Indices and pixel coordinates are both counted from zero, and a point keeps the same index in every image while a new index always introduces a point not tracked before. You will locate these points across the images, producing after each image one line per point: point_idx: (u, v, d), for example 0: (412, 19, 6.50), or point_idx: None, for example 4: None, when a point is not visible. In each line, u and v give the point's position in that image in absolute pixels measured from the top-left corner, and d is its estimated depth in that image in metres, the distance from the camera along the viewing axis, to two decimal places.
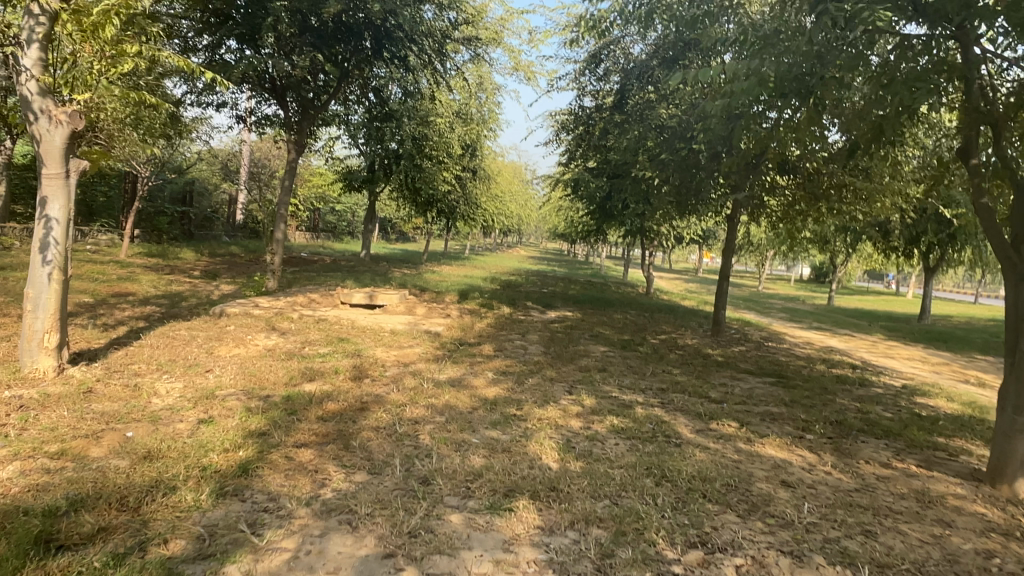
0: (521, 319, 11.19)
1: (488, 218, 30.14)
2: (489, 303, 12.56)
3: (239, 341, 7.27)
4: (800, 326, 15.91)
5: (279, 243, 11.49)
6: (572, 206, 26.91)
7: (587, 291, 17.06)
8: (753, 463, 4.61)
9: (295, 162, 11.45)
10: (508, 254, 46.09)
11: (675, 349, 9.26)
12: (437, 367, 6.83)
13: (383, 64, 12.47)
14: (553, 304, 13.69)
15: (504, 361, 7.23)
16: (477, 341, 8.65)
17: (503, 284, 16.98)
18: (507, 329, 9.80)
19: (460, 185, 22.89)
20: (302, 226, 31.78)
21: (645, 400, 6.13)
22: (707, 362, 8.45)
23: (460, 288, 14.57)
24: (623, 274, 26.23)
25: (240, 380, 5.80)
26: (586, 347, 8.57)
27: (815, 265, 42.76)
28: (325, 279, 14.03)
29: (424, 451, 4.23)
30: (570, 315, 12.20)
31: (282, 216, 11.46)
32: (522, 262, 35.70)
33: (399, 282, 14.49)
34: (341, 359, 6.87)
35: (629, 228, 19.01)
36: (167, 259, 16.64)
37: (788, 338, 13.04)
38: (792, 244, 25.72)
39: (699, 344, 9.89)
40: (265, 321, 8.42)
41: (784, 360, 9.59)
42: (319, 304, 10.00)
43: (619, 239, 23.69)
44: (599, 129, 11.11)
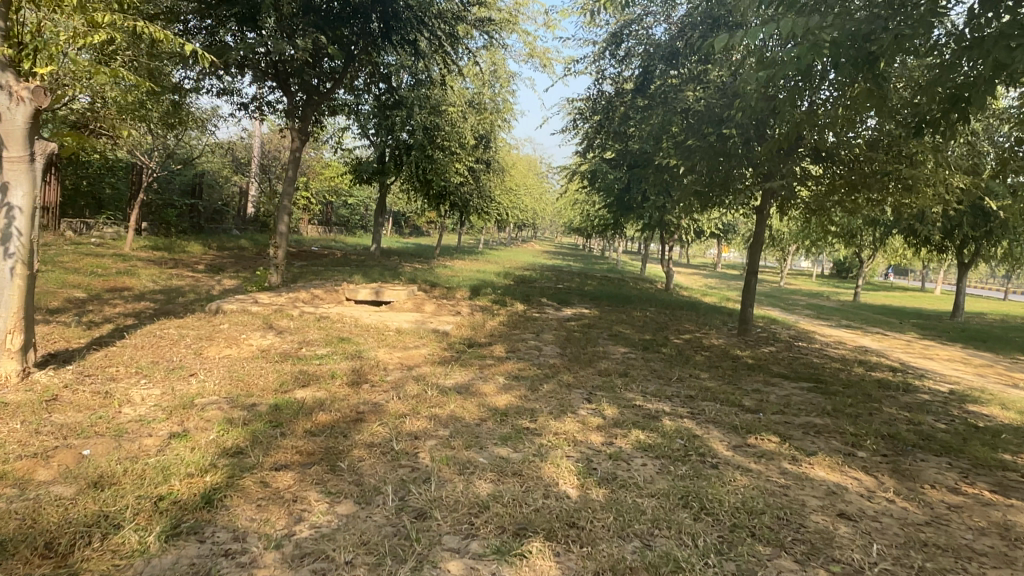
0: (535, 316, 10.61)
1: (503, 212, 29.55)
2: (502, 299, 11.97)
3: (232, 341, 6.74)
4: (827, 324, 15.17)
5: (282, 234, 10.96)
6: (588, 200, 26.25)
7: (604, 287, 16.41)
8: (803, 488, 3.99)
9: (299, 152, 10.89)
10: (523, 249, 45.54)
11: (701, 350, 8.61)
12: (443, 370, 6.26)
13: (392, 49, 11.86)
14: (569, 300, 13.09)
15: (517, 365, 6.64)
16: (488, 341, 8.06)
17: (517, 279, 16.38)
18: (521, 328, 9.21)
19: (474, 177, 22.30)
20: (315, 220, 31.38)
21: (673, 411, 5.51)
22: (737, 365, 7.81)
23: (472, 283, 14.00)
24: (641, 270, 25.54)
25: (225, 385, 5.27)
26: (605, 348, 7.96)
27: (838, 261, 41.72)
28: (331, 274, 13.52)
29: (422, 475, 3.66)
30: (588, 313, 11.57)
31: (286, 208, 10.93)
32: (537, 257, 35.07)
33: (409, 277, 13.95)
34: (339, 362, 6.31)
35: (648, 222, 18.33)
36: (172, 252, 16.24)
37: (818, 337, 12.33)
38: (817, 239, 24.87)
39: (726, 344, 9.23)
40: (262, 319, 7.89)
41: (819, 363, 8.92)
42: (322, 300, 9.46)
43: (637, 233, 23.01)
44: (620, 114, 10.45)
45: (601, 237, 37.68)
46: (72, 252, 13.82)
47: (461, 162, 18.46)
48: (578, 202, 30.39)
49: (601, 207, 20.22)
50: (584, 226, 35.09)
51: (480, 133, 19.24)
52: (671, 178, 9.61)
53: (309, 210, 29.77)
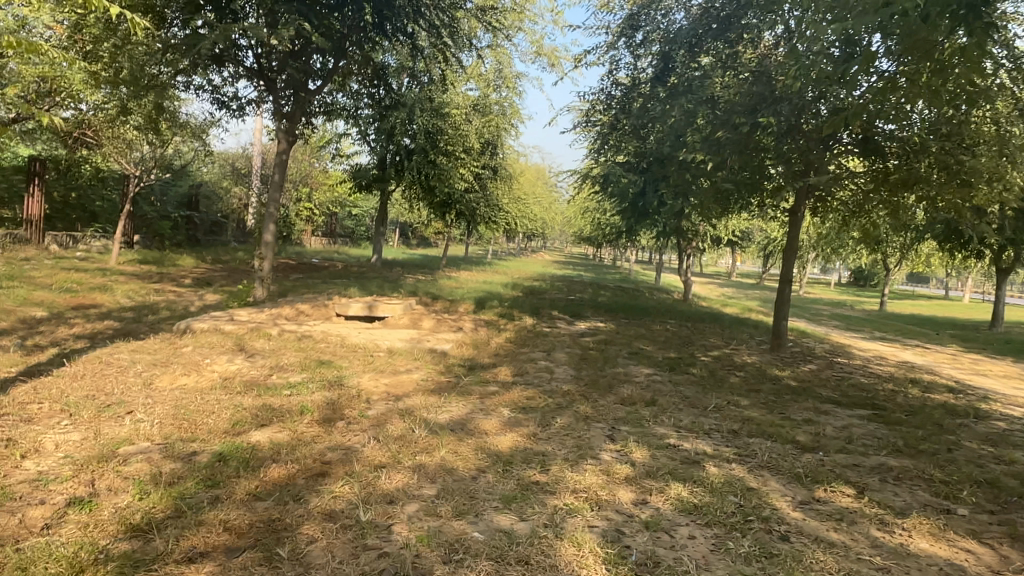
0: (546, 332, 9.60)
1: (511, 221, 28.62)
2: (509, 313, 10.97)
3: (191, 368, 5.79)
4: (861, 336, 14.07)
5: (268, 244, 10.01)
6: (599, 207, 25.24)
7: (619, 298, 15.37)
8: (912, 573, 2.95)
9: (285, 154, 9.93)
10: (534, 260, 44.57)
11: (735, 370, 7.57)
12: (437, 401, 5.26)
13: (388, 40, 10.93)
14: (582, 312, 12.07)
15: (524, 393, 5.64)
16: (492, 362, 7.04)
17: (526, 290, 15.38)
18: (531, 346, 8.20)
19: (480, 184, 21.39)
20: (318, 231, 30.58)
21: (716, 452, 4.48)
22: (780, 388, 6.76)
23: (477, 295, 13.02)
24: (656, 279, 24.46)
25: (165, 427, 4.30)
26: (627, 369, 6.94)
27: (858, 268, 40.40)
28: (326, 287, 12.60)
29: (392, 564, 2.66)
30: (603, 327, 10.55)
31: (271, 214, 9.97)
32: (547, 267, 34.08)
33: (409, 290, 13.00)
34: (314, 392, 5.33)
35: (663, 229, 17.30)
36: (161, 266, 15.38)
37: (856, 351, 11.23)
38: (839, 245, 23.70)
39: (761, 363, 8.18)
40: (234, 340, 6.93)
41: (869, 383, 7.84)
42: (307, 317, 8.49)
43: (651, 241, 21.98)
44: (637, 108, 9.47)
45: (612, 245, 36.60)
46: (50, 266, 12.99)
47: (467, 168, 17.56)
48: (589, 210, 29.41)
49: (614, 213, 19.23)
50: (594, 234, 34.08)
51: (486, 138, 18.31)
52: (694, 174, 8.56)
53: (311, 221, 28.96)
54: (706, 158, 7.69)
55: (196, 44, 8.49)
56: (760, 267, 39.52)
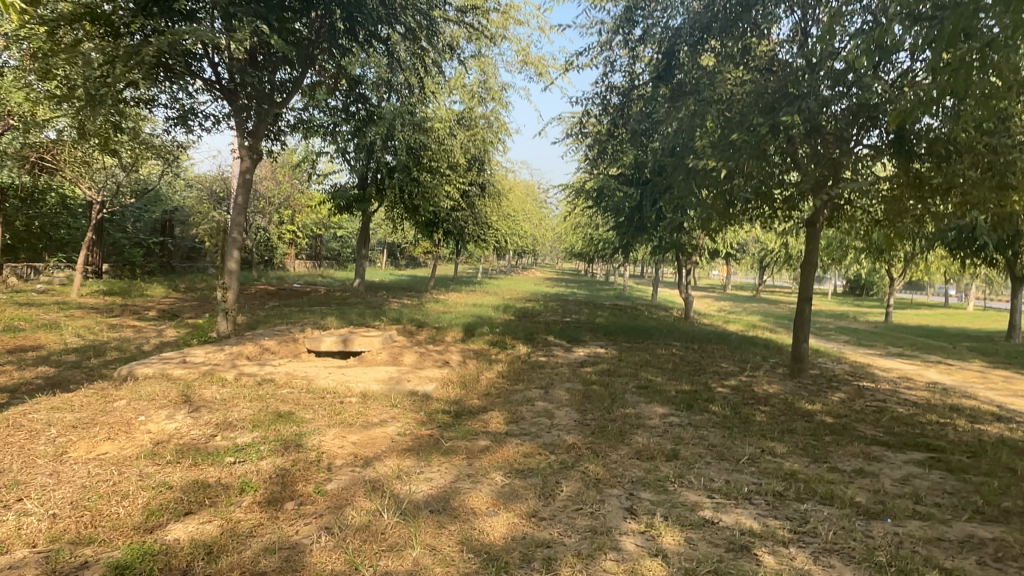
0: (542, 362, 8.66)
1: (501, 238, 27.73)
2: (500, 340, 10.01)
3: (118, 430, 4.81)
4: (878, 352, 13.18)
5: (233, 272, 9.03)
6: (591, 223, 24.42)
7: (617, 318, 14.47)
8: None
9: (249, 173, 8.93)
10: (527, 277, 43.69)
11: (759, 404, 6.65)
12: (414, 465, 4.29)
13: (360, 45, 10.02)
14: (580, 336, 11.13)
15: (521, 448, 4.69)
16: (482, 405, 6.09)
17: (518, 313, 14.45)
18: (527, 380, 7.26)
19: (467, 202, 20.55)
20: (302, 254, 29.61)
21: (766, 530, 3.53)
22: (815, 428, 5.83)
23: (466, 321, 12.07)
24: (653, 295, 23.59)
25: (57, 522, 3.33)
26: (639, 410, 5.99)
27: (855, 278, 39.74)
28: (302, 317, 11.65)
29: None
30: (604, 353, 9.62)
31: (234, 240, 8.97)
32: (539, 286, 33.10)
33: (393, 317, 12.05)
34: (264, 458, 4.36)
35: (661, 244, 16.43)
36: (128, 297, 14.39)
37: (878, 371, 10.35)
38: (841, 256, 22.89)
39: (785, 393, 7.27)
40: (180, 389, 5.94)
41: (910, 414, 6.92)
42: (273, 356, 7.49)
43: (647, 256, 21.11)
44: (638, 113, 8.62)
45: (605, 260, 35.73)
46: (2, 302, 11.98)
47: (453, 184, 16.62)
48: (580, 225, 28.57)
49: (608, 228, 18.36)
50: (587, 250, 33.23)
51: (471, 153, 17.44)
52: (700, 180, 7.71)
53: (294, 244, 27.98)
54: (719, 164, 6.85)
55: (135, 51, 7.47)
56: (755, 279, 38.71)
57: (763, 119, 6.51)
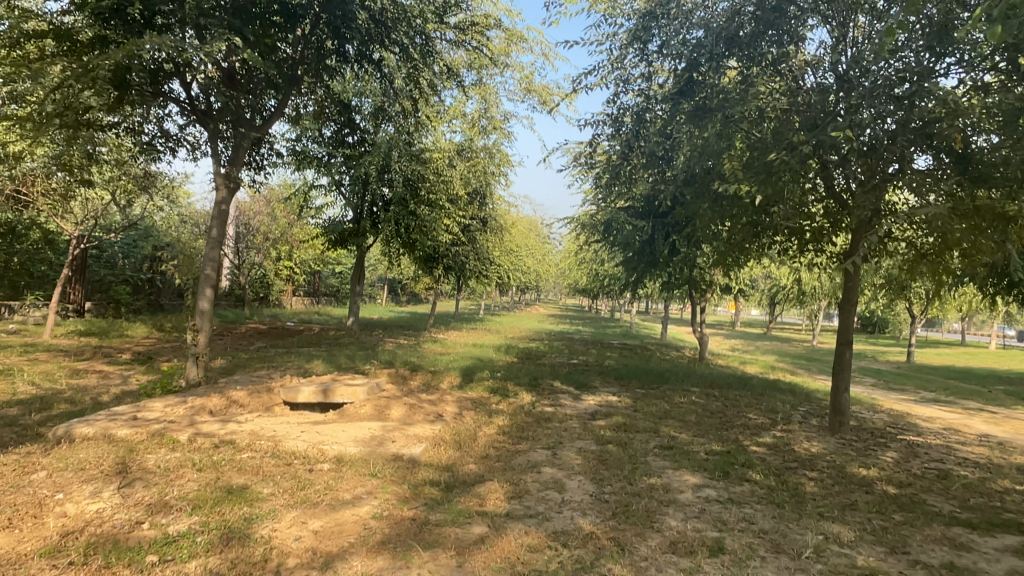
0: (548, 413, 7.70)
1: (503, 274, 26.92)
2: (501, 387, 9.03)
3: (23, 515, 3.85)
4: (910, 397, 12.18)
5: (206, 312, 8.14)
6: (597, 258, 23.62)
7: (627, 359, 13.51)
8: None
9: (225, 203, 8.10)
10: (531, 314, 42.76)
11: (805, 469, 5.66)
12: (387, 567, 3.32)
13: (351, 65, 9.30)
14: (589, 381, 10.18)
15: (525, 539, 3.72)
16: (479, 473, 5.12)
17: (521, 354, 13.50)
18: (533, 439, 6.28)
19: (468, 236, 19.80)
20: (299, 291, 28.81)
21: None
22: (880, 503, 4.83)
23: (465, 364, 11.12)
24: (662, 333, 22.65)
25: None
26: (666, 479, 5.01)
27: (867, 315, 38.68)
28: (286, 359, 10.73)
29: None
30: (616, 402, 8.66)
31: (207, 277, 8.07)
32: (543, 322, 32.19)
33: (386, 359, 11.12)
34: (195, 558, 3.39)
35: (672, 280, 15.55)
36: (105, 338, 13.49)
37: (919, 421, 9.35)
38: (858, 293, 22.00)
39: (830, 454, 6.28)
40: (120, 455, 4.99)
41: (979, 478, 5.91)
42: (241, 410, 6.53)
43: (656, 293, 20.22)
44: (655, 136, 7.82)
45: (611, 297, 34.88)
46: None
47: (452, 219, 15.85)
48: (585, 260, 27.73)
49: (615, 263, 17.53)
50: (591, 286, 32.27)
51: (472, 185, 16.69)
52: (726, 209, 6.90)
53: (291, 280, 27.12)
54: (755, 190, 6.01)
55: (88, 66, 6.63)
56: (766, 316, 37.63)
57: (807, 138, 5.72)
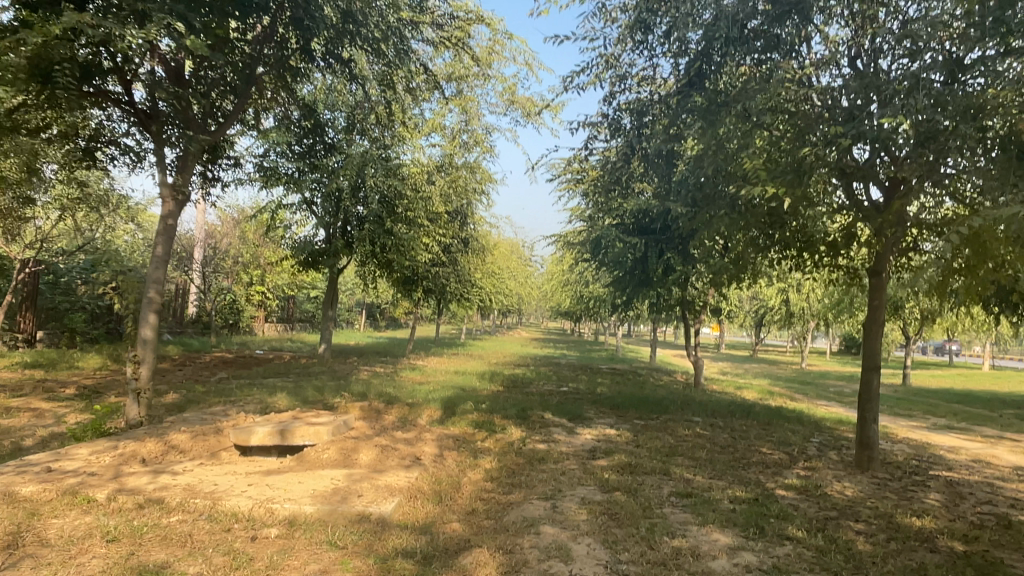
0: (541, 451, 6.80)
1: (485, 297, 25.99)
2: (486, 421, 8.10)
3: None
4: (923, 423, 11.44)
5: (148, 341, 7.15)
6: (582, 280, 22.86)
7: (621, 386, 12.67)
8: None
9: (172, 216, 7.18)
10: (514, 338, 41.84)
11: (848, 520, 4.81)
12: None
13: (319, 63, 8.49)
14: (582, 412, 9.30)
15: None
16: (465, 536, 4.18)
17: (507, 381, 12.58)
18: (526, 486, 5.37)
19: (449, 257, 18.95)
20: (273, 316, 27.68)
21: None
22: (955, 567, 3.96)
23: (446, 394, 10.17)
24: (651, 357, 21.88)
25: None
26: (692, 542, 4.11)
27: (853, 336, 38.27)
28: (248, 392, 9.72)
29: None
30: (615, 436, 7.78)
31: (150, 301, 7.11)
32: (527, 347, 31.29)
33: (359, 390, 10.15)
34: None
35: (664, 301, 14.80)
36: (51, 370, 12.34)
37: (944, 452, 8.56)
38: (852, 314, 21.43)
39: (870, 500, 5.43)
40: (14, 522, 3.99)
41: None
42: (180, 457, 5.54)
43: (645, 316, 19.46)
44: (657, 138, 7.04)
45: (596, 320, 34.15)
46: None
47: (431, 238, 14.99)
48: (569, 282, 26.95)
49: (604, 284, 16.75)
50: (575, 309, 31.46)
51: (452, 203, 15.85)
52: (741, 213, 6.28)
53: (263, 305, 25.99)
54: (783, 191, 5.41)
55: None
56: (752, 338, 37.03)
57: (845, 131, 5.16)
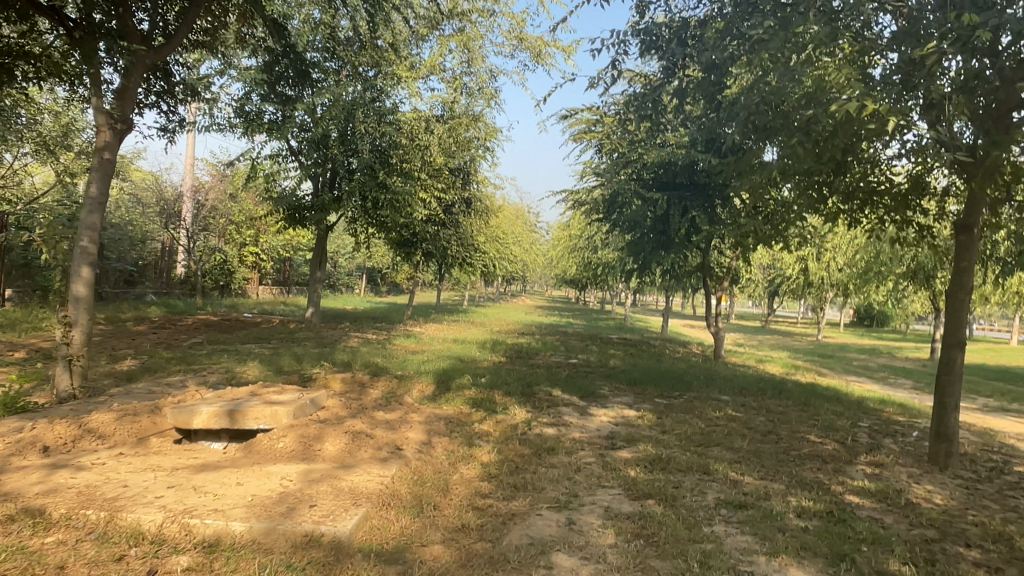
0: (549, 437, 5.65)
1: (488, 261, 24.77)
2: (485, 399, 6.94)
3: None
4: (973, 405, 10.27)
5: (81, 300, 5.95)
6: (592, 245, 21.61)
7: (636, 358, 11.51)
8: None
9: (106, 150, 5.97)
10: (519, 306, 40.72)
11: (956, 546, 3.68)
12: None
13: None
14: (596, 388, 8.17)
15: None
16: (448, 570, 3.04)
17: (510, 351, 11.41)
18: (533, 488, 4.21)
19: (450, 217, 17.74)
20: (268, 279, 26.53)
21: None
22: None
23: (441, 365, 9.03)
24: (665, 327, 20.74)
25: None
26: None
27: (868, 308, 37.03)
28: (217, 359, 8.58)
29: None
30: (635, 419, 6.64)
31: (82, 251, 5.89)
32: (531, 315, 30.19)
33: (345, 359, 9.01)
34: None
35: (683, 267, 13.58)
36: (10, 331, 11.19)
37: (1016, 441, 7.40)
38: (877, 284, 20.19)
39: (971, 514, 4.26)
40: None
41: None
42: (98, 445, 4.40)
43: (659, 284, 18.23)
44: (699, 58, 5.74)
45: (604, 289, 32.99)
46: None
47: (429, 193, 13.69)
48: (577, 247, 25.72)
49: (616, 248, 15.48)
50: (581, 275, 30.28)
51: (453, 157, 14.54)
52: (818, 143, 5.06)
53: (257, 267, 24.85)
54: (884, 108, 4.19)
55: None
56: (764, 309, 35.83)
57: (979, 23, 3.80)
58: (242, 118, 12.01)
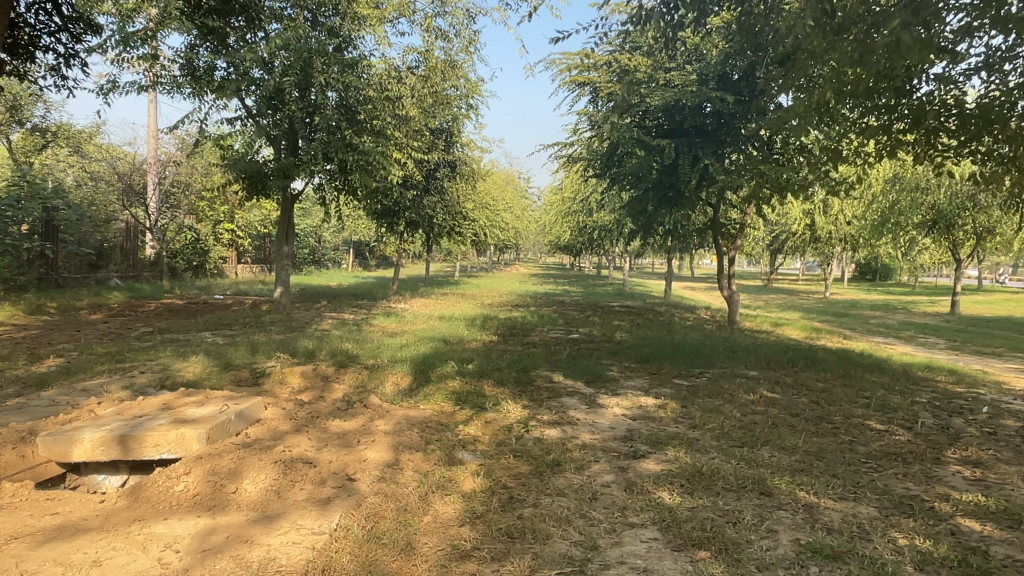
0: (551, 443, 4.42)
1: (480, 229, 23.43)
2: (472, 392, 5.72)
3: None
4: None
5: None
6: (586, 207, 20.32)
7: (643, 329, 10.29)
8: None
9: None
10: (512, 275, 39.50)
11: None
12: None
13: None
14: (604, 368, 6.97)
15: None
16: None
17: (503, 327, 10.18)
18: (533, 538, 2.98)
19: (433, 183, 16.37)
20: (247, 258, 25.15)
21: None
22: None
23: (423, 349, 7.79)
24: (669, 290, 19.54)
25: None
26: None
27: (872, 261, 35.98)
28: (159, 353, 7.31)
29: None
30: (656, 410, 5.42)
31: None
32: (527, 283, 28.95)
33: (312, 347, 7.76)
34: None
35: (690, 225, 12.31)
36: None
37: None
38: (892, 235, 18.99)
39: None
40: None
41: None
42: None
43: (661, 246, 16.96)
44: None
45: (600, 254, 31.76)
46: None
47: (405, 154, 12.31)
48: (571, 211, 24.37)
49: (617, 208, 14.17)
50: (576, 240, 29.00)
51: (431, 114, 13.15)
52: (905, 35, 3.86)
53: (233, 245, 23.49)
54: None
55: None
56: (766, 268, 34.65)
57: None
58: (188, 76, 10.50)
